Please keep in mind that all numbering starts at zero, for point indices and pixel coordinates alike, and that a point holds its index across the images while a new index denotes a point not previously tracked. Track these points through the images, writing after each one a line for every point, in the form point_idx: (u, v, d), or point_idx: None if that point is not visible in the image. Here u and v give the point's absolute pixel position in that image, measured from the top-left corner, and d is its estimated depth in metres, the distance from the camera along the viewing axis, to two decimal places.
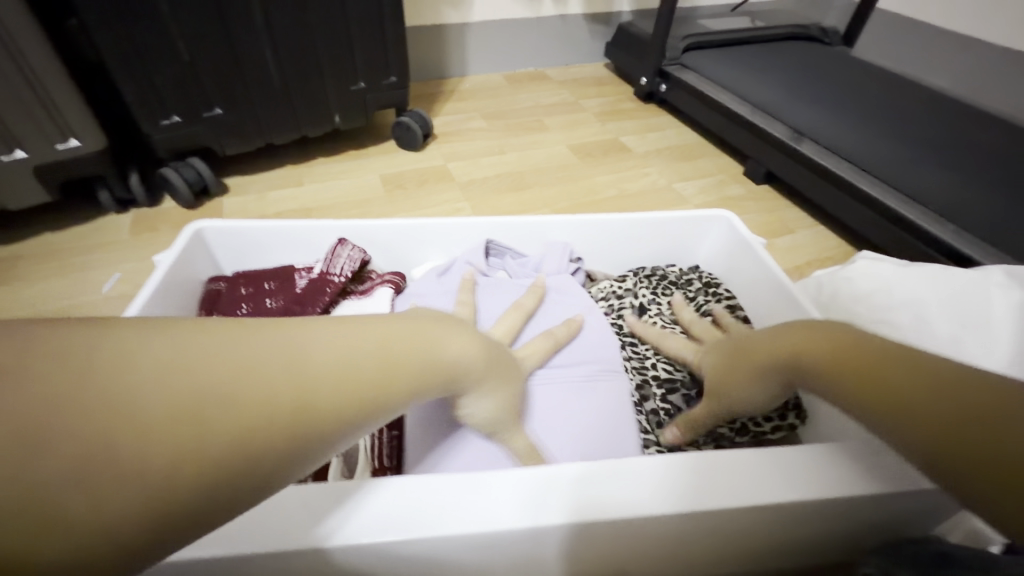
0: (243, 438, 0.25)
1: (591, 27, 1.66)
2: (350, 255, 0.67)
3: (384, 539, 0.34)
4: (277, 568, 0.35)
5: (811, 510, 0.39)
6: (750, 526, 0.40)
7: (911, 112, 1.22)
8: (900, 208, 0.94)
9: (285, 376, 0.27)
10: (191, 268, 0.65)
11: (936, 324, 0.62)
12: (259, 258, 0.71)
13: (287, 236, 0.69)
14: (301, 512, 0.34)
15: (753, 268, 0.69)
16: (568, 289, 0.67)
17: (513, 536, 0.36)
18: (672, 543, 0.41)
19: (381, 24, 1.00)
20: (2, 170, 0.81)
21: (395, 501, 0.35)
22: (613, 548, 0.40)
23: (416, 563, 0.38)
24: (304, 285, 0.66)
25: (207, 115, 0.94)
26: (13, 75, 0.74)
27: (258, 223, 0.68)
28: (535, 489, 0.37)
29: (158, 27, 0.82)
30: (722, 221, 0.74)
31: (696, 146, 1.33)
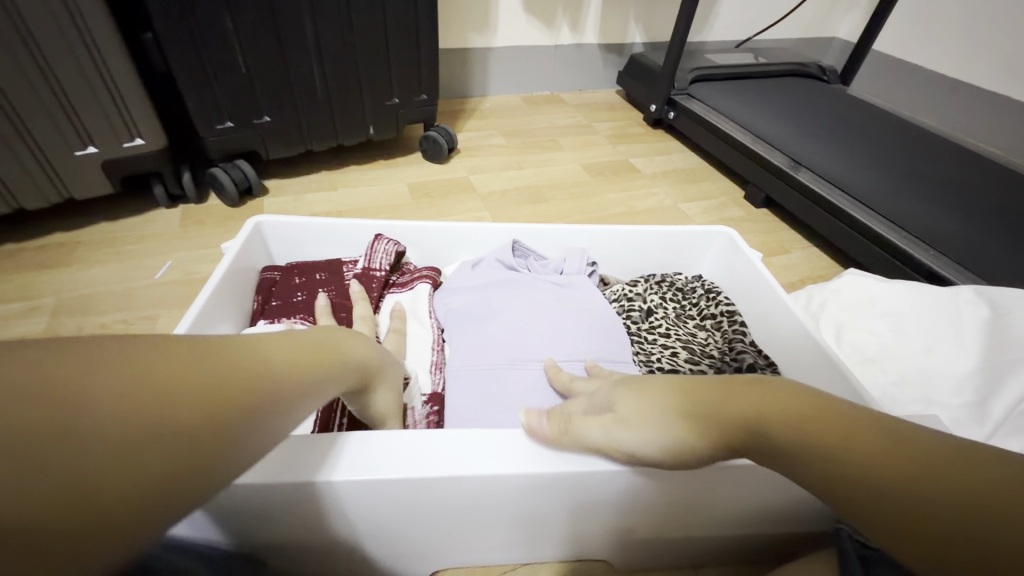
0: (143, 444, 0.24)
1: (605, 56, 1.77)
2: (388, 249, 0.75)
3: (364, 479, 0.40)
4: (249, 501, 0.41)
5: (767, 476, 0.46)
6: (724, 491, 0.47)
7: (900, 148, 1.31)
8: (887, 234, 1.02)
9: (167, 382, 0.26)
10: (251, 257, 0.73)
11: (912, 333, 0.70)
12: (308, 252, 0.79)
13: (334, 232, 0.77)
14: (286, 456, 0.41)
15: (752, 282, 0.76)
16: (587, 290, 0.74)
17: (522, 481, 0.43)
18: (657, 501, 0.47)
19: (417, 46, 1.10)
20: (74, 163, 0.89)
21: (333, 453, 0.42)
22: (612, 504, 0.47)
23: (407, 508, 0.44)
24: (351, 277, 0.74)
25: (256, 122, 1.03)
26: (94, 75, 0.83)
27: (310, 220, 0.76)
28: (539, 443, 0.44)
29: (225, 42, 0.91)
30: (723, 237, 0.82)
31: (700, 170, 1.42)
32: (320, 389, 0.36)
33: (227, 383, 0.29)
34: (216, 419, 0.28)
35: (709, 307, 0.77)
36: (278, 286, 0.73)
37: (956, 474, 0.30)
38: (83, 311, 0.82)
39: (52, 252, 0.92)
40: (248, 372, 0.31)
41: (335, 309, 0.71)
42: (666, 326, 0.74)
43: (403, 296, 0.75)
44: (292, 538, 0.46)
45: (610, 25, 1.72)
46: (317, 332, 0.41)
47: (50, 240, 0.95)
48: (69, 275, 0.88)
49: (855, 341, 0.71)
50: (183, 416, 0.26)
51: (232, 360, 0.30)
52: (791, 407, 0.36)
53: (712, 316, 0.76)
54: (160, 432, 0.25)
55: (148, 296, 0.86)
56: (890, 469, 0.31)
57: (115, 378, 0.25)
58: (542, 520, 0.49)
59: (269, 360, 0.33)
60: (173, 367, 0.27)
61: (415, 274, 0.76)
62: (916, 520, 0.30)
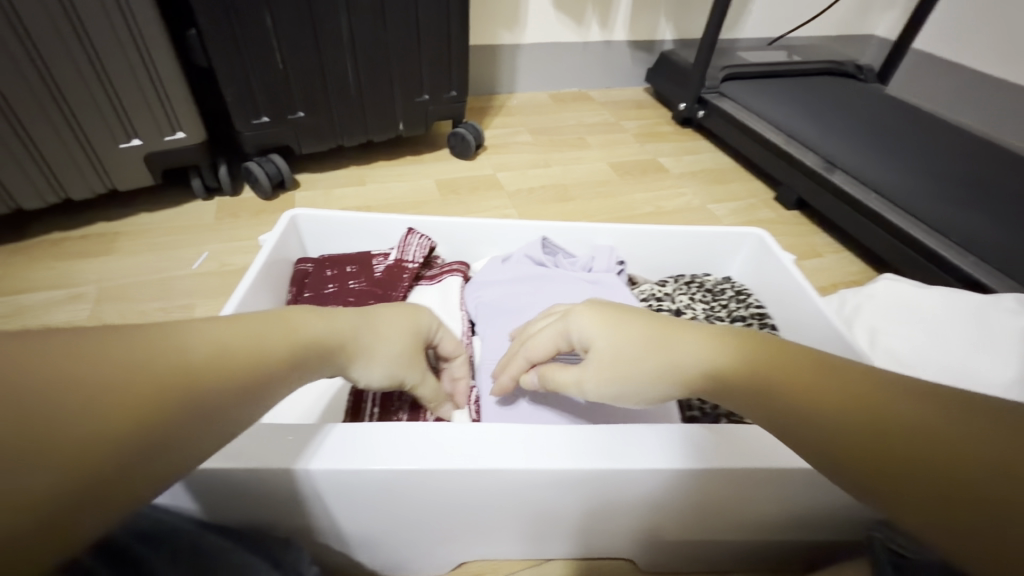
0: (117, 430, 0.26)
1: (634, 53, 1.76)
2: (419, 243, 0.76)
3: (370, 468, 0.41)
4: (283, 488, 0.42)
5: (792, 480, 0.45)
6: (746, 497, 0.47)
7: (939, 150, 1.27)
8: (925, 239, 0.99)
9: (128, 370, 0.28)
10: (286, 249, 0.75)
11: (950, 341, 0.67)
12: (341, 245, 0.81)
13: (366, 227, 0.79)
14: (292, 442, 0.42)
15: (785, 284, 0.75)
16: (617, 288, 0.73)
17: (543, 475, 0.43)
18: (682, 502, 0.47)
19: (448, 44, 1.10)
20: (119, 155, 0.93)
21: (352, 441, 0.43)
22: (637, 504, 0.47)
23: (428, 498, 0.45)
24: (382, 270, 0.75)
25: (291, 117, 1.05)
26: (140, 68, 0.86)
27: (343, 214, 0.77)
28: (564, 439, 0.44)
29: (264, 38, 0.93)
30: (754, 238, 0.81)
31: (729, 170, 1.40)
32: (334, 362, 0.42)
33: (196, 367, 0.31)
34: (181, 399, 0.30)
35: (739, 309, 0.76)
36: (311, 278, 0.74)
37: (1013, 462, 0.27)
38: (123, 299, 0.86)
39: (95, 242, 0.96)
40: (216, 356, 0.32)
41: (367, 302, 0.72)
42: None
43: (431, 289, 0.76)
44: (318, 526, 0.47)
45: (641, 22, 1.70)
46: (308, 308, 0.42)
47: (94, 230, 0.99)
48: (110, 264, 0.92)
49: (890, 348, 0.68)
50: (174, 389, 0.29)
51: (196, 342, 0.32)
52: (818, 385, 0.35)
53: (742, 318, 0.75)
54: (178, 400, 0.29)
55: (184, 286, 0.88)
56: (917, 441, 0.30)
57: (93, 361, 0.27)
58: (570, 517, 0.49)
59: (237, 343, 0.34)
60: (144, 358, 0.29)
61: (445, 270, 0.77)
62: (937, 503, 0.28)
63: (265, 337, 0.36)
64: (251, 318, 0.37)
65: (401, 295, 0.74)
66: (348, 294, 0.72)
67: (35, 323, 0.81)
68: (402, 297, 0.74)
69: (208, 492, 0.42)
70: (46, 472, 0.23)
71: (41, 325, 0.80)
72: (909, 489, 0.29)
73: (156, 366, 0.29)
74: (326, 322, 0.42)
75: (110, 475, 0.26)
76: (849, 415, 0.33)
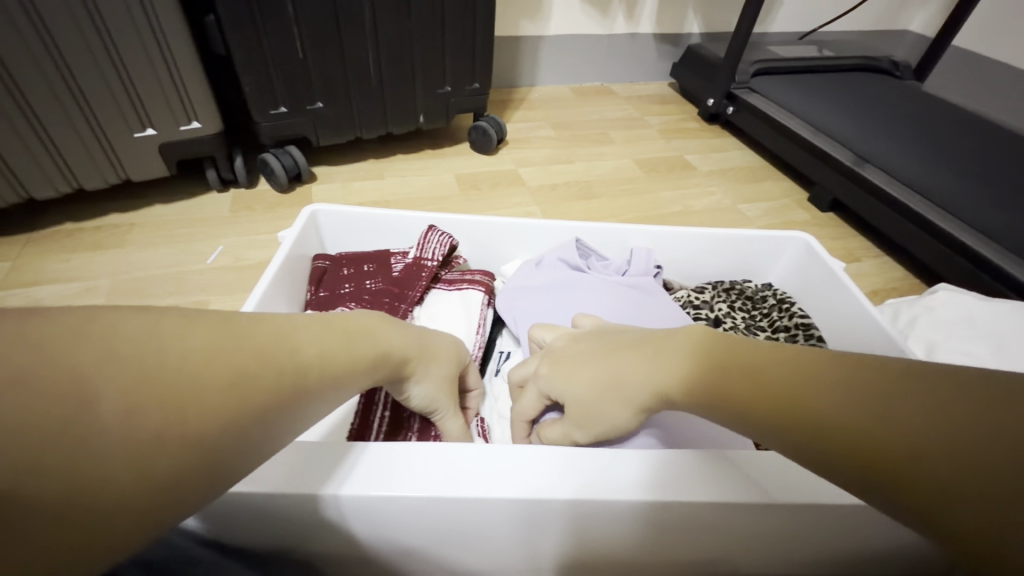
0: (215, 403, 0.25)
1: (659, 46, 1.70)
2: (439, 241, 0.71)
3: (403, 494, 0.38)
4: (309, 513, 0.39)
5: (864, 516, 0.41)
6: (807, 532, 0.43)
7: (984, 151, 1.21)
8: (974, 244, 0.93)
9: (248, 359, 0.28)
10: (305, 245, 0.71)
11: (1015, 359, 0.63)
12: (362, 242, 0.78)
13: (388, 223, 0.75)
14: (313, 464, 0.39)
15: (835, 294, 0.70)
16: (654, 293, 0.69)
17: (547, 503, 0.39)
18: (738, 532, 0.43)
19: (473, 33, 1.06)
20: (133, 144, 0.90)
21: (374, 465, 0.39)
22: (684, 536, 0.43)
23: (454, 523, 0.41)
24: (401, 269, 0.71)
25: (310, 108, 1.01)
26: (158, 58, 0.83)
27: (365, 210, 0.74)
28: (565, 462, 0.40)
29: (285, 25, 0.90)
30: (799, 243, 0.76)
31: (760, 169, 1.35)
32: (398, 373, 0.42)
33: (294, 359, 0.31)
34: (271, 390, 0.29)
35: (781, 318, 0.71)
36: (329, 276, 0.71)
37: (991, 425, 0.25)
38: (137, 294, 0.83)
39: (108, 233, 0.93)
40: (317, 357, 0.32)
41: (385, 302, 0.68)
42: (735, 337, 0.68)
43: (453, 295, 0.72)
44: (338, 550, 0.44)
45: (668, 14, 1.64)
46: (382, 316, 0.42)
47: (107, 221, 0.96)
48: (123, 257, 0.89)
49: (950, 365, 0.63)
50: (269, 381, 0.29)
51: (300, 340, 0.32)
52: (782, 389, 0.31)
53: (785, 328, 0.70)
54: (265, 388, 0.28)
55: (198, 281, 0.85)
56: (892, 431, 0.26)
57: (211, 335, 0.27)
58: (618, 548, 0.45)
59: (332, 348, 0.34)
60: (250, 340, 0.29)
61: (466, 278, 0.73)
62: (925, 494, 0.25)
63: (358, 341, 0.37)
64: (342, 322, 0.37)
65: (421, 296, 0.70)
66: (365, 292, 0.69)
67: None
68: (419, 298, 0.70)
69: (220, 517, 0.39)
70: (142, 433, 0.22)
71: None
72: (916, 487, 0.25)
73: (268, 357, 0.29)
74: (399, 334, 0.42)
75: (221, 457, 0.25)
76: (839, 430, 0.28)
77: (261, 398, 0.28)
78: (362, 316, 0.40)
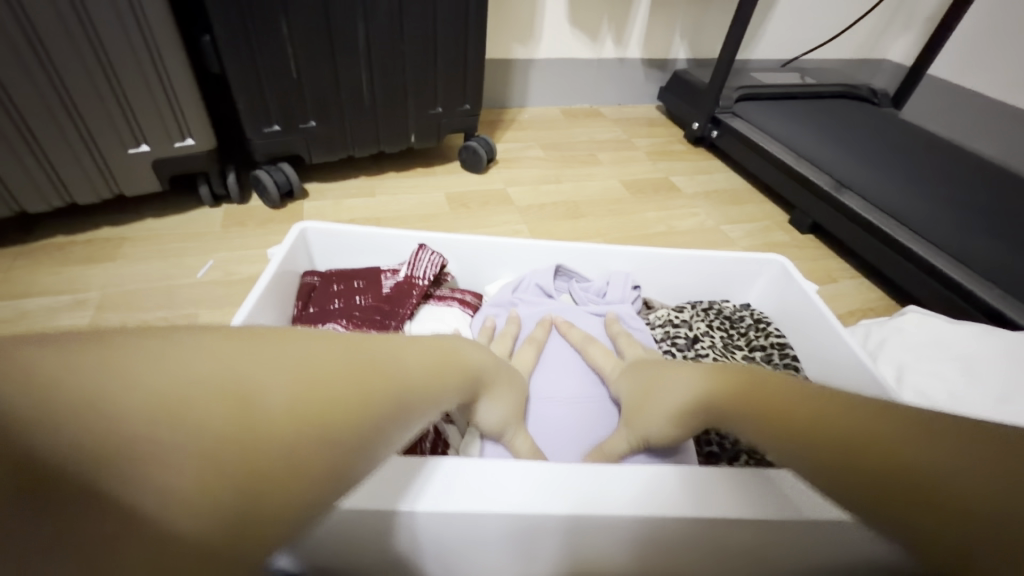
0: (176, 449, 0.23)
1: (647, 70, 1.75)
2: (431, 259, 0.73)
3: (394, 507, 0.39)
4: None
5: (846, 530, 0.42)
6: (791, 546, 0.44)
7: (956, 176, 1.25)
8: (945, 268, 0.97)
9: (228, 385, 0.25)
10: (294, 262, 0.73)
11: (981, 380, 0.66)
12: (352, 259, 0.79)
13: (377, 242, 0.77)
14: None
15: (806, 316, 0.73)
16: (631, 315, 0.72)
17: (529, 518, 0.40)
18: (717, 547, 0.44)
19: (464, 57, 1.09)
20: (127, 160, 0.91)
21: (446, 483, 0.41)
22: (668, 551, 0.44)
23: (442, 538, 0.42)
24: (390, 287, 0.73)
25: (303, 126, 1.04)
26: (151, 72, 0.85)
27: (355, 229, 0.76)
28: (545, 479, 0.41)
29: (281, 47, 0.93)
30: (775, 266, 0.79)
31: (743, 191, 1.38)
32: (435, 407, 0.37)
33: (285, 405, 0.27)
34: (247, 446, 0.25)
35: (758, 338, 0.73)
36: (318, 292, 0.72)
37: (999, 474, 0.30)
38: (125, 307, 0.83)
39: (98, 247, 0.94)
40: (293, 404, 0.27)
41: (374, 317, 0.70)
42: (714, 355, 0.70)
43: (443, 311, 0.73)
44: (325, 564, 0.45)
45: (655, 40, 1.70)
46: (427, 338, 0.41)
47: (98, 234, 0.97)
48: (114, 270, 0.90)
49: (920, 386, 0.65)
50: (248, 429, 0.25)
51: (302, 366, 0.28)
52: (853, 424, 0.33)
53: (762, 348, 0.72)
54: (247, 440, 0.25)
55: (188, 296, 0.86)
56: (927, 469, 0.30)
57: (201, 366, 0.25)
58: (603, 562, 0.45)
59: (346, 391, 0.30)
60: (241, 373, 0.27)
61: (456, 295, 0.76)
62: (938, 524, 0.29)
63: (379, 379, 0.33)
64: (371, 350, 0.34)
65: (409, 313, 0.71)
66: (354, 309, 0.70)
67: (34, 329, 0.78)
68: (409, 314, 0.71)
69: None
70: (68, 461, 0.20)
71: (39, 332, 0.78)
72: (923, 514, 0.30)
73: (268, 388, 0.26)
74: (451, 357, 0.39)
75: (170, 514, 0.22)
76: (875, 455, 0.32)
77: (235, 447, 0.24)
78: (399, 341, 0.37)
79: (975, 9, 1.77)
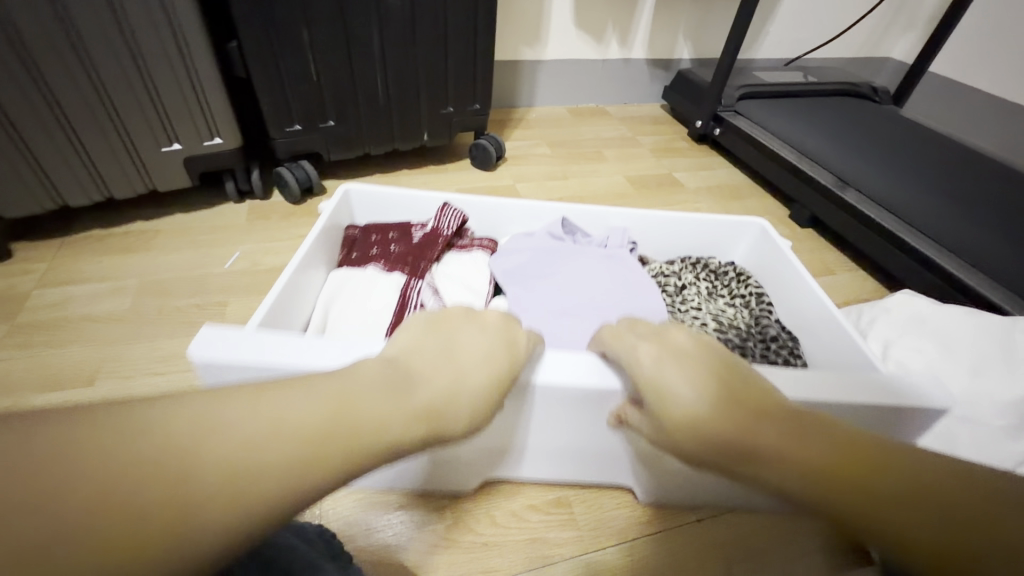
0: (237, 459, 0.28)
1: (651, 71, 1.80)
2: (454, 215, 0.80)
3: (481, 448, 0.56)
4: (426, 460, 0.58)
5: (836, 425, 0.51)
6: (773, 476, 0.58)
7: (953, 170, 1.28)
8: (937, 258, 1.01)
9: (167, 479, 0.26)
10: (337, 217, 0.80)
11: (959, 354, 0.70)
12: (383, 217, 0.86)
13: (405, 201, 0.84)
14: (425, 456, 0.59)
15: (779, 268, 0.80)
16: (629, 264, 0.79)
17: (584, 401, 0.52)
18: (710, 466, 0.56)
19: (474, 59, 1.15)
20: (161, 158, 0.98)
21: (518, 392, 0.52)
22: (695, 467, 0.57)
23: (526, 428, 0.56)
24: (419, 237, 0.80)
25: (322, 125, 1.09)
26: (181, 69, 0.90)
27: (389, 189, 0.82)
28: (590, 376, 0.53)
29: (302, 52, 0.98)
30: (755, 227, 0.85)
31: (744, 187, 1.43)
32: (468, 419, 0.41)
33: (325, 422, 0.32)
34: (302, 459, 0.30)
35: (739, 288, 0.80)
36: (358, 243, 0.80)
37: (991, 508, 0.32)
38: (160, 294, 0.89)
39: (132, 240, 1.01)
40: (336, 423, 0.33)
41: (406, 261, 0.77)
42: (695, 302, 0.78)
43: (464, 258, 0.81)
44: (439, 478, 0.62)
45: (659, 40, 1.74)
46: (458, 350, 0.44)
47: (132, 228, 1.03)
48: (147, 260, 0.96)
49: (901, 361, 0.70)
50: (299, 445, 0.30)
51: (283, 415, 0.31)
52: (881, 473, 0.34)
53: (742, 296, 0.79)
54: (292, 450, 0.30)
55: (217, 283, 0.92)
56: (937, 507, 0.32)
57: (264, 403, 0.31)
58: (593, 439, 0.58)
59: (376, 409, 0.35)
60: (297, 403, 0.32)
61: (476, 244, 0.82)
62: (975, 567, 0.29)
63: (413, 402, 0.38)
64: (389, 378, 0.39)
65: (435, 259, 0.78)
66: (389, 255, 0.77)
67: (79, 313, 0.85)
68: (435, 261, 0.78)
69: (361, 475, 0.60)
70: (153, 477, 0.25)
71: (81, 317, 0.84)
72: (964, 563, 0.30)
73: (203, 473, 0.27)
74: (467, 363, 0.43)
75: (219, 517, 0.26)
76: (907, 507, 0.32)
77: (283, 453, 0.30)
78: (435, 368, 0.42)
79: (977, 5, 1.79)
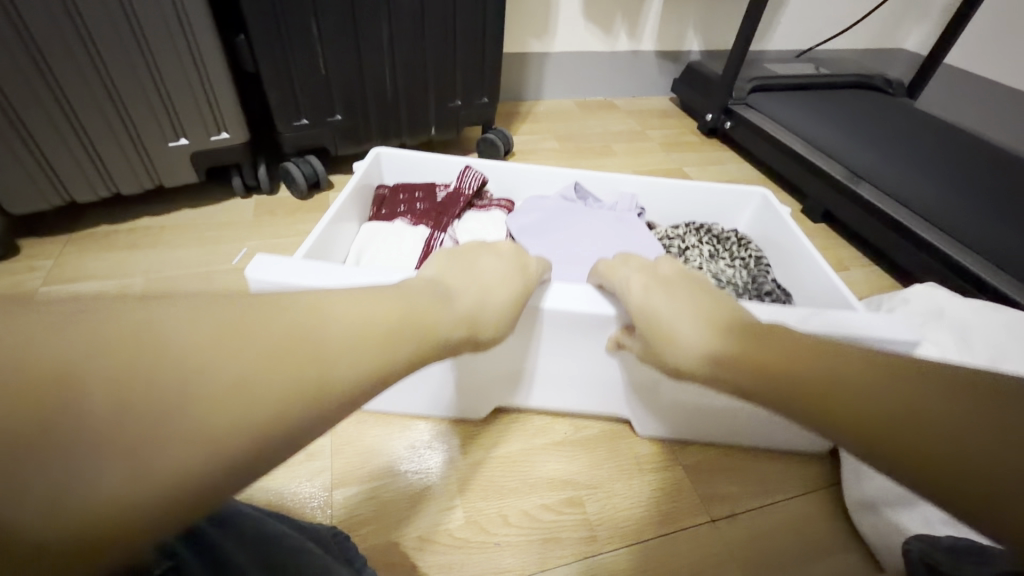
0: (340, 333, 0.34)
1: (661, 63, 1.77)
2: (474, 176, 0.87)
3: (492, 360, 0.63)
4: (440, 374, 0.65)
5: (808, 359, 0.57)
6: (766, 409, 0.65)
7: (970, 164, 1.26)
8: (952, 251, 0.99)
9: (303, 342, 0.31)
10: (371, 176, 0.88)
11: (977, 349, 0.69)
12: (415, 178, 0.92)
13: (424, 165, 0.90)
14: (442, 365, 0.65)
15: (782, 235, 0.82)
16: (635, 225, 0.83)
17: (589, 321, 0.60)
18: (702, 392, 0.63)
19: (482, 52, 1.13)
20: (168, 153, 0.97)
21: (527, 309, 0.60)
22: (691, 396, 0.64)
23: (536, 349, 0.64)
24: (443, 196, 0.86)
25: (329, 120, 1.08)
26: (188, 63, 0.89)
27: (413, 152, 0.88)
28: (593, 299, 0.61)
29: (311, 46, 0.97)
30: (761, 196, 0.87)
31: (755, 181, 1.41)
32: (499, 326, 0.49)
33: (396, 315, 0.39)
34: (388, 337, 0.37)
35: (741, 253, 0.82)
36: (388, 198, 0.86)
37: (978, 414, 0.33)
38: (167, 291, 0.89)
39: (139, 236, 1.00)
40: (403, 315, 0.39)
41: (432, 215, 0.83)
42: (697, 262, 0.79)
43: (481, 216, 0.86)
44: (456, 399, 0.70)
45: (668, 32, 1.72)
46: (481, 273, 0.52)
47: (139, 224, 1.03)
48: (154, 257, 0.95)
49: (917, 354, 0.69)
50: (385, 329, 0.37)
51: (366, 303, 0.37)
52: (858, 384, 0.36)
53: (742, 260, 0.81)
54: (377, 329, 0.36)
55: (225, 281, 0.92)
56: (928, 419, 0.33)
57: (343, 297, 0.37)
58: (599, 367, 0.65)
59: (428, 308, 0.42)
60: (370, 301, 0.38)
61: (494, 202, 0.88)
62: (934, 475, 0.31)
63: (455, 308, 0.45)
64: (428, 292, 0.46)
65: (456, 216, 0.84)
66: (415, 209, 0.84)
67: None
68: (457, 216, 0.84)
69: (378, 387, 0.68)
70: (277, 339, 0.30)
71: None
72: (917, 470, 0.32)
73: (318, 338, 0.33)
74: (489, 283, 0.50)
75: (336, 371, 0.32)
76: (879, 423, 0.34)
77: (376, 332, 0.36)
78: (466, 287, 0.49)
79: None
